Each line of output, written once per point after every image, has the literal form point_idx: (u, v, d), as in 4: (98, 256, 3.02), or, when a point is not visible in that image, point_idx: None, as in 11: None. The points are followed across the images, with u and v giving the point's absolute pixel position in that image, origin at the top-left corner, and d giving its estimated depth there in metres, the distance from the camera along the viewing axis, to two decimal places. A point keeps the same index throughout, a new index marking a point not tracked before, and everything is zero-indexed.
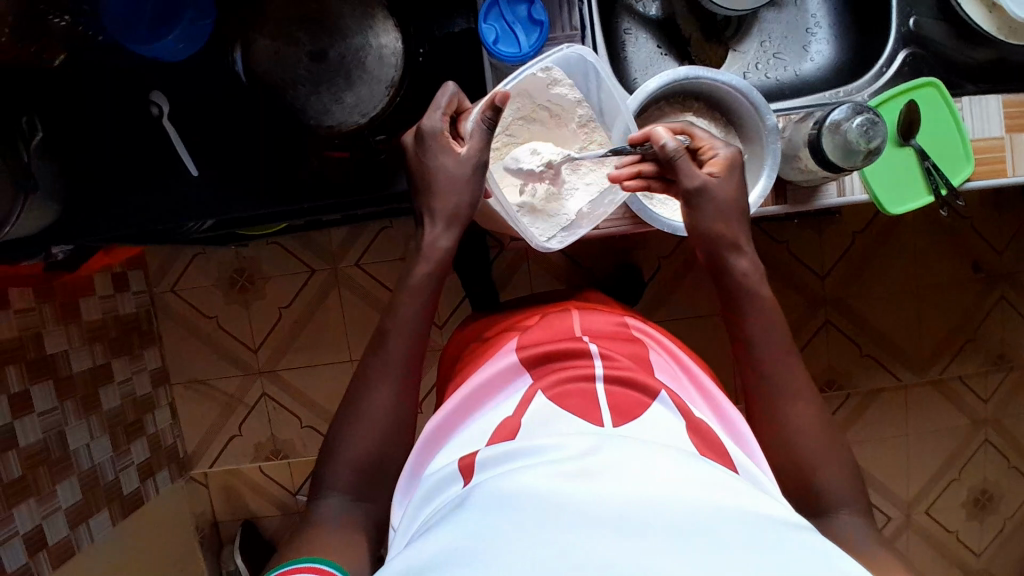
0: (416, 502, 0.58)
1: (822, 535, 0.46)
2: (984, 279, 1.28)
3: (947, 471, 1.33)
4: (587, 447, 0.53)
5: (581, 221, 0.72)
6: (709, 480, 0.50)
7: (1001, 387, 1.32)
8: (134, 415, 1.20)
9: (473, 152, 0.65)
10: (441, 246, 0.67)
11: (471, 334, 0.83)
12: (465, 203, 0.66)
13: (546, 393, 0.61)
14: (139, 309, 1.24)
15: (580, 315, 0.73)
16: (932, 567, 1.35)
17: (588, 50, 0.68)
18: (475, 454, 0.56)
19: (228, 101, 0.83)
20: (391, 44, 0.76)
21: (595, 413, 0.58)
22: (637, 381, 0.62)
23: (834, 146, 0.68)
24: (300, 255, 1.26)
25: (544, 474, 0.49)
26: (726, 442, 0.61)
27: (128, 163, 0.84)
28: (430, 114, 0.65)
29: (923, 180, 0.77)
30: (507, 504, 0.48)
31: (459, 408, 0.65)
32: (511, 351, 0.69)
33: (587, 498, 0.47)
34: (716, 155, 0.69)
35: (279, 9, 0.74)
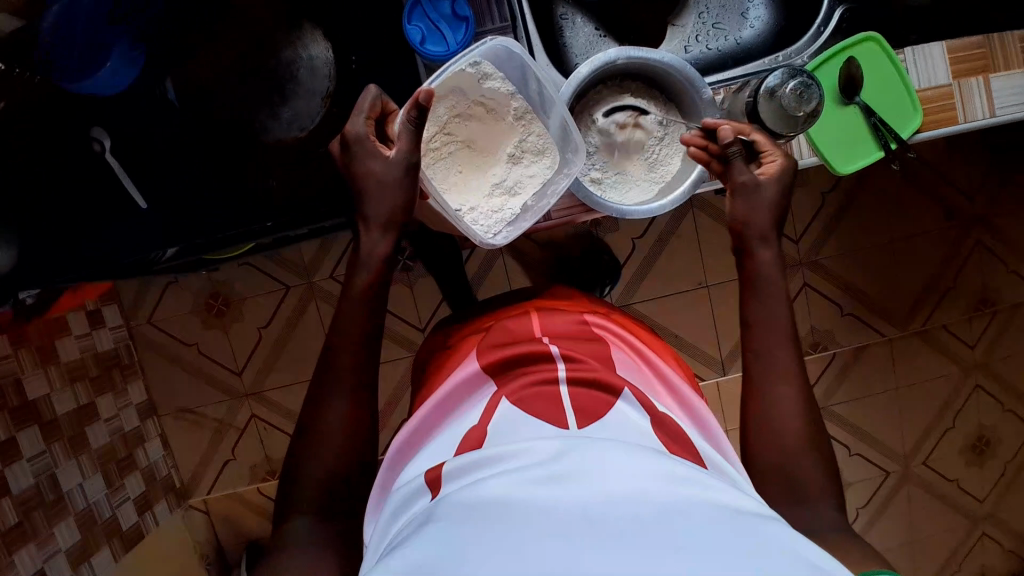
0: (385, 518, 0.58)
1: (789, 527, 0.47)
2: (957, 225, 1.28)
3: (941, 420, 1.33)
4: (555, 452, 0.53)
5: (525, 215, 0.72)
6: (672, 474, 0.50)
7: (988, 331, 1.31)
8: (124, 451, 1.20)
9: (401, 154, 0.65)
10: (379, 252, 0.67)
11: (435, 341, 0.83)
12: (400, 207, 0.66)
13: (509, 399, 0.62)
14: (117, 344, 1.24)
15: (538, 317, 0.73)
16: (935, 517, 1.35)
17: (513, 40, 0.68)
18: (440, 467, 0.56)
19: (171, 131, 0.84)
20: (322, 53, 0.81)
21: (560, 416, 0.59)
22: (600, 380, 0.62)
23: (768, 111, 0.69)
24: (272, 272, 1.26)
25: (511, 483, 0.50)
26: (692, 435, 0.61)
27: (76, 202, 0.83)
28: (352, 119, 0.66)
29: (870, 137, 0.77)
30: (470, 515, 0.48)
31: (425, 421, 0.65)
32: (473, 359, 0.69)
33: (547, 504, 0.47)
34: (773, 163, 0.66)
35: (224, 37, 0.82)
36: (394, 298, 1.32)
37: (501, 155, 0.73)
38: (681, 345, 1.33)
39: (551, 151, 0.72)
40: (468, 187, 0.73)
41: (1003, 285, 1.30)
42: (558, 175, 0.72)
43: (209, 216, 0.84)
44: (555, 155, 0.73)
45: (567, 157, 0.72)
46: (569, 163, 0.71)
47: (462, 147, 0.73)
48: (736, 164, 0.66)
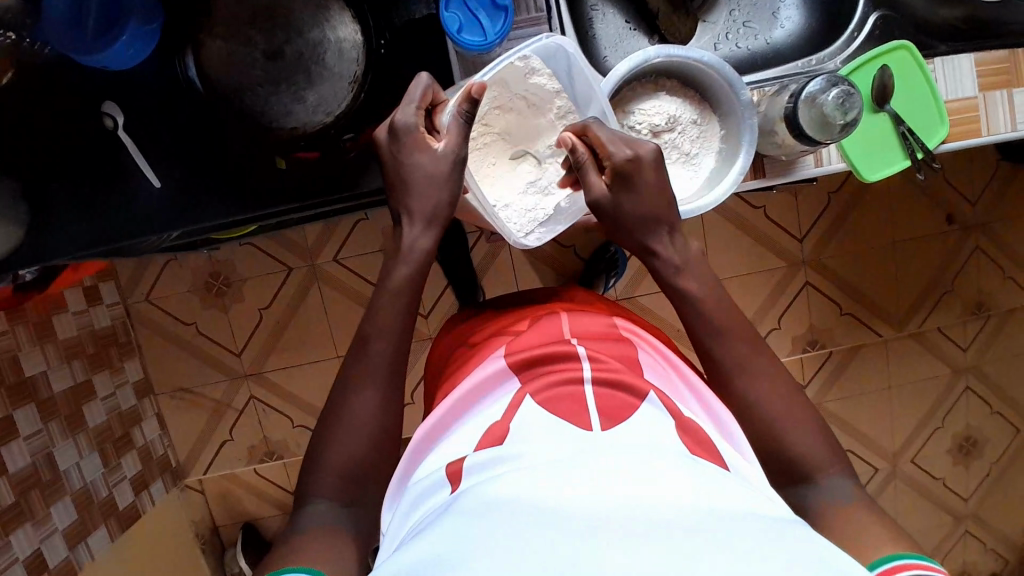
0: (408, 506, 0.57)
1: (803, 528, 0.44)
2: (957, 229, 1.30)
3: (931, 419, 1.36)
4: (573, 451, 0.52)
5: (558, 217, 0.74)
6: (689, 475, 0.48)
7: (980, 334, 1.35)
8: (120, 429, 1.18)
9: (451, 147, 0.66)
10: (421, 247, 0.67)
11: (459, 335, 0.82)
12: (444, 204, 0.67)
13: (535, 398, 0.60)
14: (114, 322, 1.21)
15: (566, 317, 0.72)
16: (921, 512, 1.39)
17: (568, 39, 0.68)
18: (461, 461, 0.56)
19: (183, 109, 0.80)
20: (350, 36, 0.75)
21: (582, 417, 0.56)
22: (625, 383, 0.60)
23: (809, 116, 0.68)
24: (275, 253, 1.24)
25: (525, 477, 0.49)
26: (716, 438, 0.58)
27: (87, 175, 0.82)
28: (403, 107, 0.66)
29: (898, 146, 0.77)
30: (490, 509, 0.46)
31: (448, 414, 0.64)
32: (500, 356, 0.67)
33: (571, 497, 0.45)
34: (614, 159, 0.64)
35: (230, 9, 0.73)
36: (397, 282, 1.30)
37: (538, 152, 0.75)
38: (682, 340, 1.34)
39: None
40: (500, 183, 0.74)
41: (998, 289, 1.33)
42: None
43: (212, 203, 0.82)
44: None
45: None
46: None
47: (499, 139, 0.74)
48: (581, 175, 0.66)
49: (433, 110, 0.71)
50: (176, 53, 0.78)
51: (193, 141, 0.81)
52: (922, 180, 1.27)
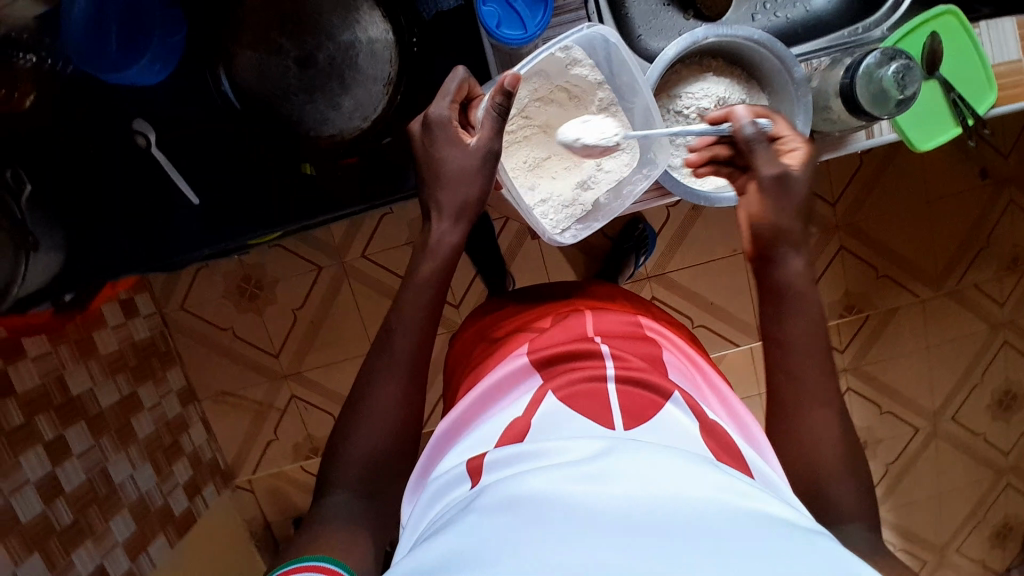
0: (423, 506, 0.54)
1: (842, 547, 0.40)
2: (992, 184, 1.28)
3: (969, 377, 1.36)
4: (599, 449, 0.47)
5: (596, 214, 0.72)
6: (724, 483, 0.44)
7: (1017, 288, 1.33)
8: (169, 437, 1.19)
9: (483, 142, 0.64)
10: (449, 242, 0.67)
11: (473, 336, 0.76)
12: (473, 199, 0.66)
13: (556, 394, 0.56)
14: (153, 332, 1.21)
15: (591, 315, 0.67)
16: (961, 469, 1.40)
17: (611, 30, 0.66)
18: (483, 455, 0.51)
19: (213, 124, 0.82)
20: (381, 36, 0.74)
21: (605, 415, 0.53)
22: (649, 381, 0.57)
23: (867, 93, 0.67)
24: (304, 253, 1.23)
25: (549, 475, 0.44)
26: (741, 444, 0.55)
27: (122, 195, 0.83)
28: (437, 101, 0.65)
29: (947, 112, 0.75)
30: (518, 507, 0.42)
31: (468, 411, 0.61)
32: (523, 351, 0.63)
33: (604, 499, 0.41)
34: (790, 147, 0.65)
35: (260, 17, 0.73)
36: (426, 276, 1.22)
37: None
38: (719, 314, 1.29)
39: (630, 147, 0.71)
40: (594, 128, 0.68)
41: None
42: (635, 174, 0.70)
43: (250, 215, 0.84)
44: (634, 150, 0.70)
45: (648, 157, 0.69)
46: (649, 164, 0.69)
47: (539, 131, 0.72)
48: (760, 154, 0.64)
49: (469, 104, 0.69)
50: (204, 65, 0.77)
51: (224, 149, 0.83)
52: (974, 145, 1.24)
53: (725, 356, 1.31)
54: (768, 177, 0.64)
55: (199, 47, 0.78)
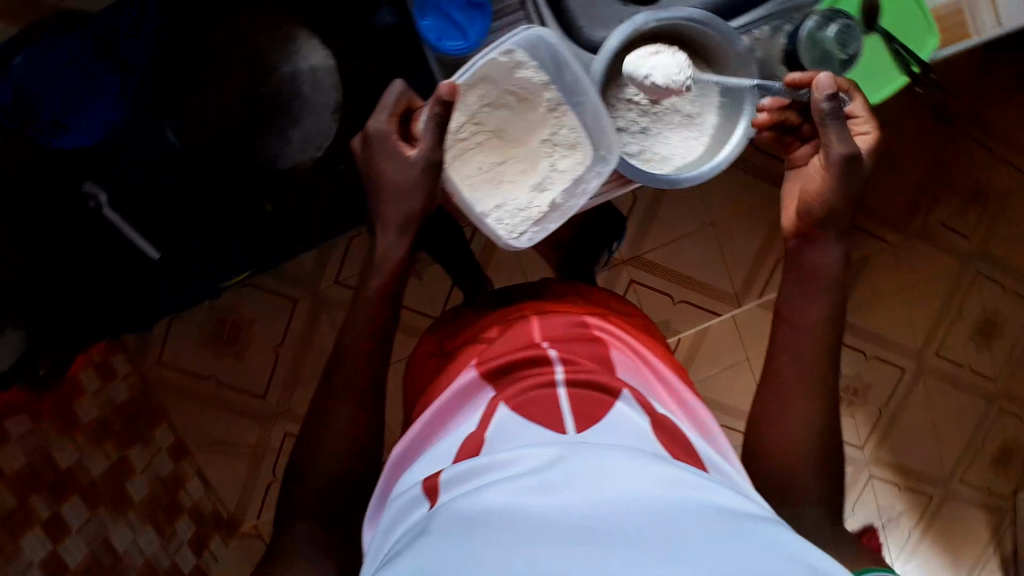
0: (381, 533, 0.52)
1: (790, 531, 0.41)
2: (944, 122, 1.30)
3: (949, 311, 1.39)
4: (548, 458, 0.46)
5: (552, 215, 0.71)
6: (675, 479, 0.44)
7: (981, 220, 1.36)
8: (168, 496, 1.15)
9: (421, 154, 0.63)
10: (394, 256, 0.68)
11: (432, 345, 0.74)
12: (416, 210, 0.66)
13: (507, 405, 0.55)
14: (132, 391, 1.17)
15: (538, 321, 0.65)
16: (952, 402, 1.43)
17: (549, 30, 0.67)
18: (438, 474, 0.50)
19: (165, 177, 0.82)
20: (322, 62, 0.77)
21: (556, 419, 0.53)
22: (597, 381, 0.56)
23: (811, 54, 0.69)
24: (278, 288, 1.21)
25: (500, 490, 0.44)
26: (692, 438, 0.56)
27: (78, 260, 0.81)
28: (375, 117, 0.65)
29: (890, 64, 0.76)
30: (471, 524, 0.41)
31: (425, 430, 0.60)
32: (471, 366, 0.62)
33: (556, 508, 0.41)
34: (859, 129, 0.67)
35: (211, 66, 0.76)
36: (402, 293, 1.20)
37: (533, 147, 0.72)
38: (698, 287, 1.29)
39: (582, 145, 0.71)
40: (663, 65, 0.68)
41: (992, 174, 1.34)
42: (589, 172, 0.71)
43: (217, 260, 0.86)
44: (587, 148, 0.71)
45: (600, 154, 0.70)
46: (602, 161, 0.70)
47: (491, 136, 0.71)
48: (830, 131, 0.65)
49: (411, 115, 0.67)
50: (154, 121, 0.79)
51: (182, 199, 0.83)
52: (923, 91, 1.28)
53: (710, 327, 1.31)
54: (839, 156, 0.64)
55: (147, 100, 0.78)
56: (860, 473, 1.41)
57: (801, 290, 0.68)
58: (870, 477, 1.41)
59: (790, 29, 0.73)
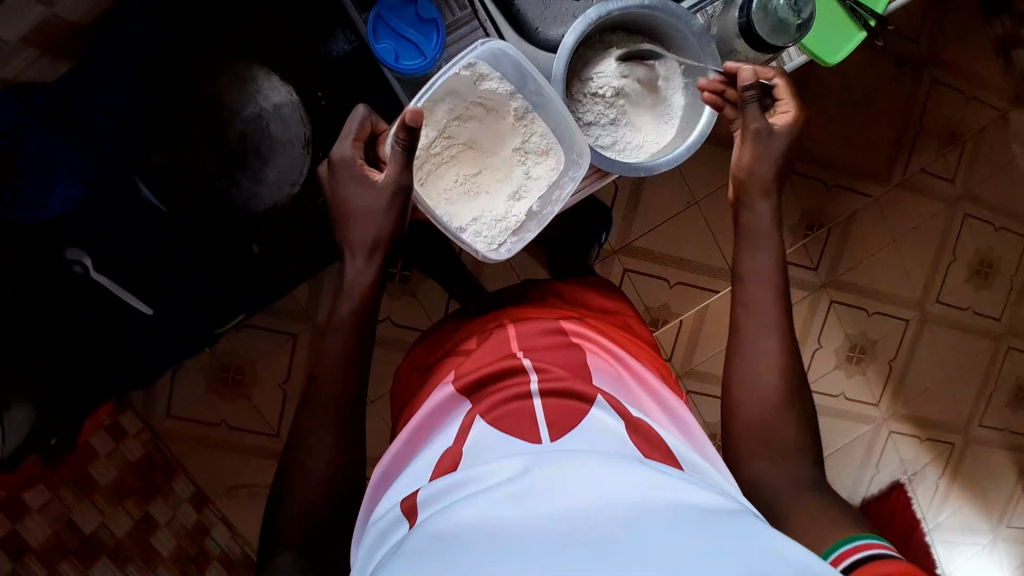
0: (362, 558, 0.51)
1: (765, 525, 0.41)
2: (910, 71, 1.31)
3: (943, 256, 1.39)
4: (520, 469, 0.46)
5: (529, 223, 0.72)
6: (650, 481, 0.43)
7: (961, 161, 1.36)
8: (195, 546, 1.14)
9: (391, 179, 0.63)
10: (363, 280, 0.67)
11: (415, 359, 0.75)
12: (384, 232, 0.66)
13: (484, 418, 0.55)
14: (147, 447, 1.17)
15: (513, 329, 0.66)
16: (958, 346, 1.43)
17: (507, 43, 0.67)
18: (416, 493, 0.49)
19: (146, 235, 0.84)
20: (285, 98, 0.80)
21: (531, 431, 0.52)
22: (573, 389, 0.56)
23: (767, 25, 0.69)
24: (275, 325, 1.21)
25: (474, 505, 0.43)
26: (673, 442, 0.54)
27: (70, 326, 0.82)
28: (339, 142, 0.65)
29: (850, 22, 0.76)
30: (445, 539, 0.40)
31: (404, 450, 0.59)
32: (449, 379, 0.63)
33: (528, 519, 0.40)
34: (784, 109, 0.69)
35: (161, 109, 0.77)
36: (398, 313, 1.20)
37: (505, 156, 0.73)
38: (691, 267, 1.29)
39: (554, 151, 0.72)
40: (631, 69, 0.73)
41: (964, 114, 1.34)
42: (563, 177, 0.72)
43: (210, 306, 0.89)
44: (559, 154, 0.72)
45: (572, 158, 0.71)
46: (575, 166, 0.71)
47: (465, 148, 0.72)
48: (752, 109, 0.67)
49: (377, 139, 0.69)
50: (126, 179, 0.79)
51: (167, 251, 0.85)
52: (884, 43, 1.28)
53: (709, 306, 1.31)
54: (751, 128, 0.68)
55: (114, 161, 0.76)
56: (880, 430, 1.41)
57: (769, 257, 0.68)
58: (890, 433, 1.41)
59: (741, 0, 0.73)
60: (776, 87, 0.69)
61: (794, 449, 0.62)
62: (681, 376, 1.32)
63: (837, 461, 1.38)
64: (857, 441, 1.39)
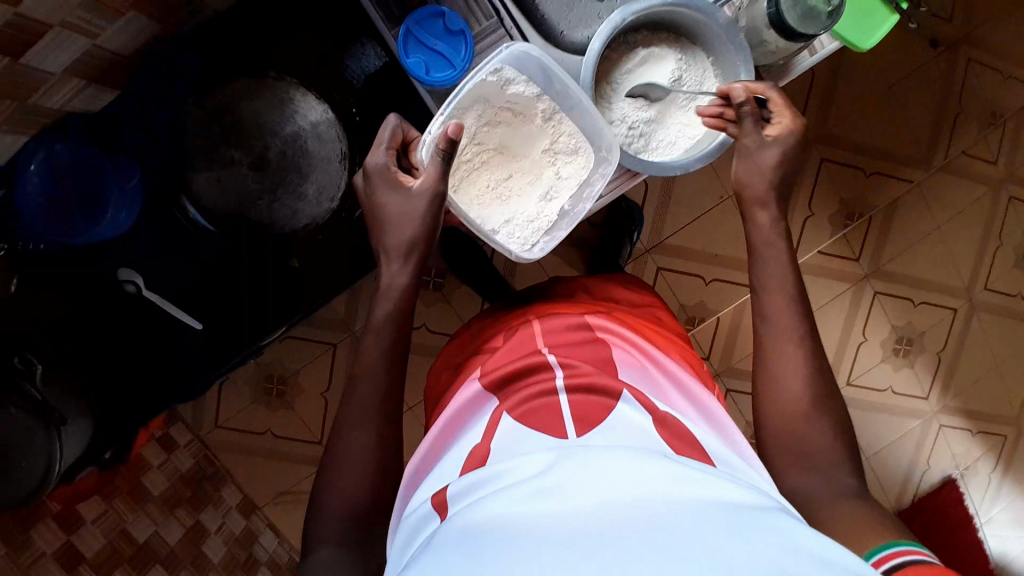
0: (396, 553, 0.52)
1: (798, 524, 0.40)
2: (946, 51, 1.27)
3: (989, 241, 1.35)
4: (545, 466, 0.46)
5: (560, 222, 0.73)
6: (680, 477, 0.43)
7: (1003, 142, 1.32)
8: (243, 552, 1.13)
9: (427, 185, 0.64)
10: (399, 283, 0.67)
11: (448, 357, 0.76)
12: (417, 237, 0.66)
13: (512, 414, 0.55)
14: (197, 458, 1.21)
15: (538, 325, 0.67)
16: (1008, 334, 1.38)
17: (532, 45, 0.67)
18: (445, 488, 0.50)
19: (191, 253, 0.86)
20: (320, 116, 0.83)
21: (558, 426, 0.52)
22: (601, 384, 0.56)
23: (797, 14, 0.68)
24: (314, 336, 1.23)
25: (502, 501, 0.43)
26: (701, 436, 0.54)
27: (123, 343, 0.86)
28: (372, 152, 0.66)
29: (882, 6, 0.75)
30: (473, 535, 0.41)
31: (433, 446, 0.60)
32: (474, 378, 0.63)
33: (556, 516, 0.40)
34: (782, 123, 0.68)
35: (200, 133, 0.83)
36: (433, 320, 1.21)
37: (535, 158, 0.73)
38: (726, 262, 1.28)
39: (583, 149, 0.72)
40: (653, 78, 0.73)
41: (1005, 94, 1.30)
42: (594, 174, 0.72)
43: (252, 321, 0.88)
44: (588, 152, 0.72)
45: (601, 155, 0.72)
46: (604, 162, 0.71)
47: (495, 153, 0.72)
48: (747, 125, 0.68)
49: (408, 147, 0.70)
50: (171, 200, 0.84)
51: (212, 267, 0.86)
52: (917, 24, 1.25)
53: (746, 301, 1.29)
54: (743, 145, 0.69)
55: (160, 184, 0.83)
56: (930, 425, 1.37)
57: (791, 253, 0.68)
58: (941, 426, 1.37)
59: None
60: (771, 100, 0.69)
61: (836, 445, 0.62)
62: (720, 373, 1.30)
63: (884, 457, 1.36)
64: (905, 436, 1.36)
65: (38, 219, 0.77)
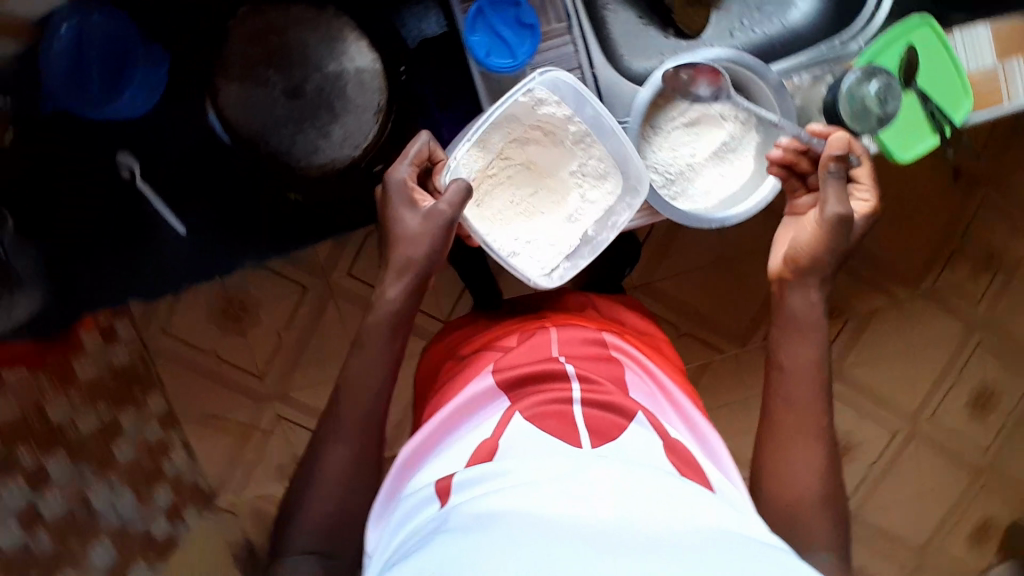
0: (392, 531, 0.52)
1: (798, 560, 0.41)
2: (963, 186, 1.32)
3: (948, 375, 1.39)
4: (566, 467, 0.46)
5: (582, 249, 0.72)
6: (682, 498, 0.44)
7: (990, 288, 1.36)
8: (150, 461, 1.14)
9: (442, 210, 0.64)
10: (391, 296, 0.67)
11: (449, 347, 0.75)
12: (422, 257, 0.66)
13: (523, 414, 0.55)
14: (132, 356, 1.16)
15: (555, 333, 0.65)
16: (939, 466, 1.43)
17: (564, 70, 0.69)
18: (452, 475, 0.50)
19: (196, 156, 0.84)
20: (368, 65, 0.82)
21: (572, 435, 0.52)
22: (614, 403, 0.55)
23: (850, 109, 0.71)
24: (288, 274, 1.18)
25: (512, 495, 0.43)
26: (706, 465, 0.55)
27: (100, 225, 0.84)
28: (396, 166, 0.66)
29: (925, 124, 0.76)
30: (485, 520, 0.41)
31: (436, 429, 0.59)
32: (487, 372, 0.62)
33: (558, 514, 0.40)
34: (867, 199, 0.69)
35: (240, 44, 0.81)
36: None
37: (563, 179, 0.73)
38: (705, 323, 1.30)
39: (613, 174, 0.72)
40: (684, 130, 0.75)
41: (1006, 243, 1.35)
42: (620, 203, 0.72)
43: (238, 238, 0.87)
44: (617, 180, 0.72)
45: (631, 184, 0.71)
46: (633, 193, 0.71)
47: (523, 170, 0.73)
48: (835, 183, 0.65)
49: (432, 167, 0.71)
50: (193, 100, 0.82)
51: (213, 175, 0.85)
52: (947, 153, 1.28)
53: (711, 363, 1.31)
54: (833, 212, 0.65)
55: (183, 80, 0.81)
56: None
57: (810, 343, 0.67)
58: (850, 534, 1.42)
59: (831, 79, 0.75)
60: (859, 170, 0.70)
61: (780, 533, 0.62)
62: None
63: None
64: None
65: (51, 76, 0.74)
